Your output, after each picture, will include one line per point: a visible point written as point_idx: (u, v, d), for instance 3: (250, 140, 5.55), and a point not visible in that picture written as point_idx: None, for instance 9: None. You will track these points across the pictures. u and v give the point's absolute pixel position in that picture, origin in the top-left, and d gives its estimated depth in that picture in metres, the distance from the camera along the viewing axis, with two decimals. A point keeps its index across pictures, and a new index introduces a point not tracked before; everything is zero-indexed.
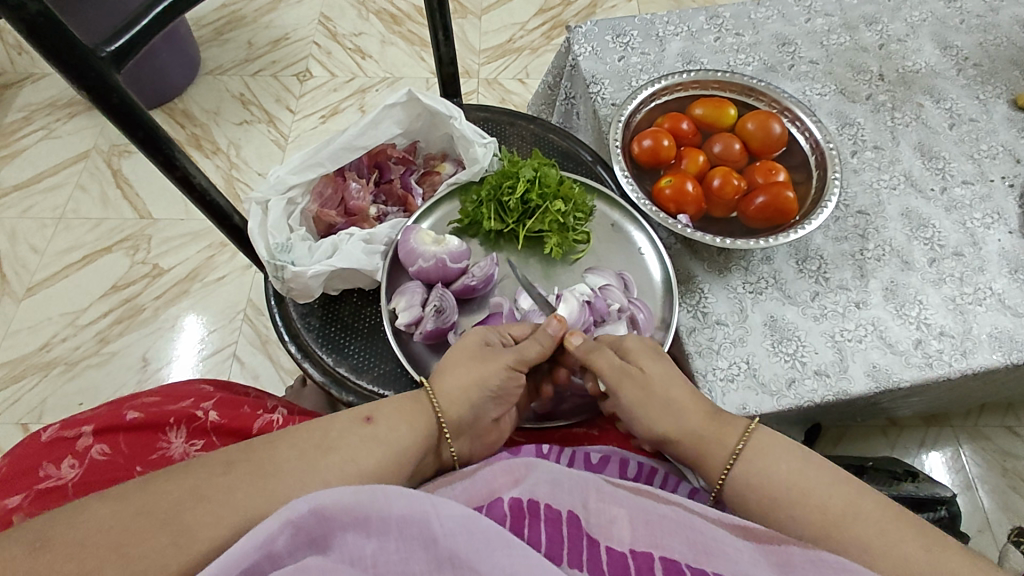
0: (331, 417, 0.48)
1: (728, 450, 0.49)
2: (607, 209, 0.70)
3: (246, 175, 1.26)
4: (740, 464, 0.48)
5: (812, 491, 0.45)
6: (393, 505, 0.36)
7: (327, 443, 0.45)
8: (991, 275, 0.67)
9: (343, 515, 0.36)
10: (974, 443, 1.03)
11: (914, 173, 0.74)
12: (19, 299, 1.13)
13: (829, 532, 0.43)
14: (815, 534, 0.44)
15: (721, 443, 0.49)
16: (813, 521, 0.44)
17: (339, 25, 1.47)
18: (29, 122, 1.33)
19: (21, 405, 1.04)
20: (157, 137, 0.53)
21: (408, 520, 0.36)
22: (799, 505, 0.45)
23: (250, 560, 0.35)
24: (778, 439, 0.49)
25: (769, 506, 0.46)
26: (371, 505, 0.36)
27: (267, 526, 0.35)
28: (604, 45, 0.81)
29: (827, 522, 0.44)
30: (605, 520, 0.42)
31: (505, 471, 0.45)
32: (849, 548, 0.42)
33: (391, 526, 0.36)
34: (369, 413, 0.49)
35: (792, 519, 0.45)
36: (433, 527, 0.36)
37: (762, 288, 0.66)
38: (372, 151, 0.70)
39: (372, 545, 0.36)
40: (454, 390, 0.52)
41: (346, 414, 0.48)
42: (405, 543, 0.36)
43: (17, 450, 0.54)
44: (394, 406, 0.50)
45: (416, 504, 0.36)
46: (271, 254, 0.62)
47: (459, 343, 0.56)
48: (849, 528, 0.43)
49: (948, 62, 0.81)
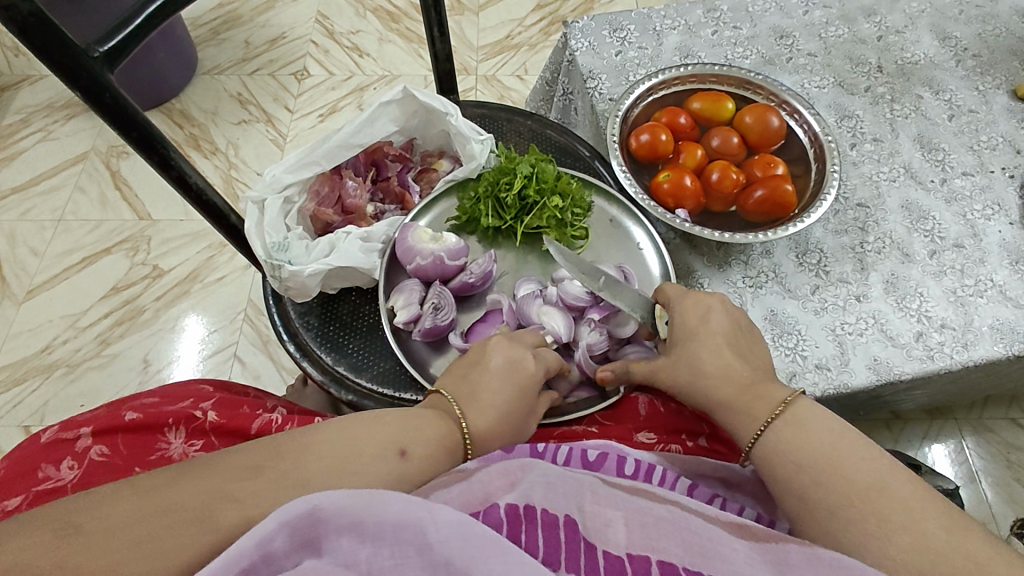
0: (365, 441, 0.45)
1: (761, 419, 0.48)
2: (605, 205, 0.69)
3: (245, 174, 1.26)
4: (773, 432, 0.47)
5: (842, 461, 0.43)
6: (389, 510, 0.37)
7: (355, 468, 0.44)
8: (992, 267, 0.66)
9: (338, 518, 0.36)
10: (978, 436, 1.02)
11: (914, 164, 0.73)
12: (19, 302, 1.13)
13: (852, 500, 0.42)
14: (837, 502, 0.42)
15: (752, 415, 0.49)
16: (837, 489, 0.42)
17: (336, 23, 1.46)
18: (26, 125, 1.33)
19: (23, 408, 1.04)
20: (151, 137, 0.52)
21: (403, 525, 0.36)
22: (823, 474, 0.43)
23: (247, 560, 0.35)
24: (816, 412, 0.47)
25: (795, 472, 0.45)
26: (367, 509, 0.37)
27: (264, 527, 0.36)
28: (601, 40, 0.81)
29: (851, 493, 0.42)
30: (602, 523, 0.42)
31: (500, 474, 0.45)
32: (870, 520, 0.41)
33: (385, 532, 0.36)
34: (405, 440, 0.47)
35: (816, 485, 0.43)
36: (429, 533, 0.36)
37: (762, 282, 0.66)
38: (368, 149, 0.70)
39: (367, 551, 0.36)
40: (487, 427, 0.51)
41: (383, 440, 0.46)
42: (399, 549, 0.36)
43: (18, 452, 0.54)
44: (429, 432, 0.48)
45: (412, 509, 0.37)
46: (268, 253, 0.62)
47: (507, 372, 0.53)
48: (874, 501, 0.41)
49: (947, 52, 0.81)
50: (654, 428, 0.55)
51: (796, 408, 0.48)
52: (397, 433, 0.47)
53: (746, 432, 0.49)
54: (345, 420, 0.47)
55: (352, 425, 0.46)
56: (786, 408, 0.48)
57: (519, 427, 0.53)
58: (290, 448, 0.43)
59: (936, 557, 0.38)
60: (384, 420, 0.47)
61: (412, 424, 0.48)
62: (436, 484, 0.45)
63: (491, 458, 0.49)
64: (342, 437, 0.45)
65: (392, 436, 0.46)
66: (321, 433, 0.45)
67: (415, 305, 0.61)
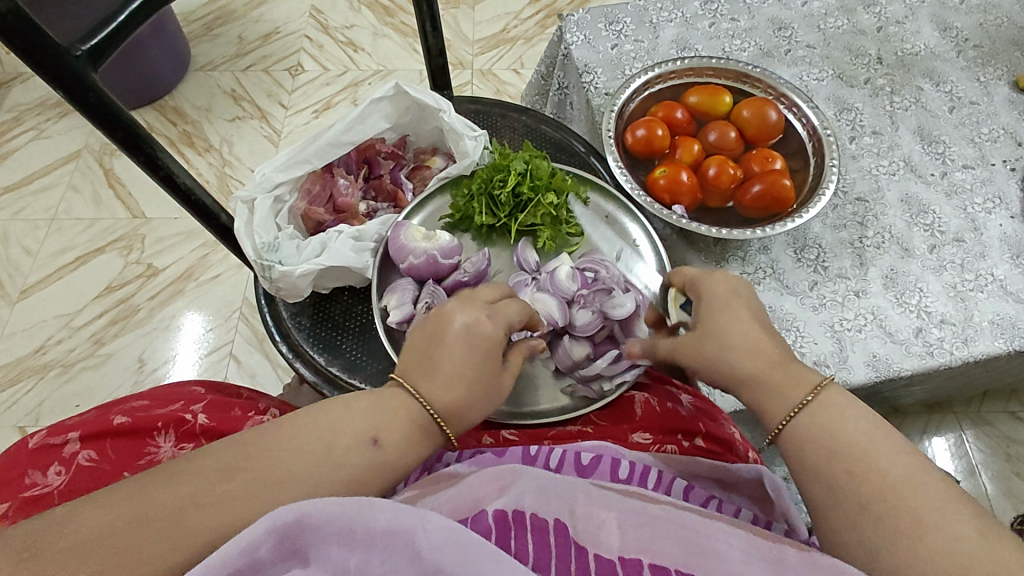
0: (335, 434, 0.44)
1: (795, 400, 0.47)
2: (602, 201, 0.68)
3: (239, 171, 1.25)
4: (805, 416, 0.46)
5: (875, 454, 0.43)
6: (378, 518, 0.36)
7: (333, 461, 0.43)
8: (993, 261, 0.66)
9: (328, 526, 0.36)
10: (978, 429, 1.02)
11: (914, 157, 0.72)
12: (13, 302, 1.12)
13: (883, 495, 0.41)
14: (868, 496, 0.41)
15: (785, 397, 0.47)
16: (869, 482, 0.42)
17: (330, 18, 1.45)
18: (18, 123, 1.32)
19: (18, 408, 1.03)
20: (138, 136, 0.52)
21: (393, 533, 0.36)
22: (856, 466, 0.43)
23: (236, 567, 0.35)
24: (851, 401, 0.46)
25: (827, 459, 0.44)
26: (356, 516, 0.36)
27: (249, 534, 0.35)
28: (597, 33, 0.80)
29: (883, 486, 0.41)
30: (595, 525, 0.41)
31: (490, 479, 0.43)
32: (902, 516, 0.40)
33: (376, 540, 0.36)
34: (377, 427, 0.45)
35: (848, 475, 0.43)
36: (419, 541, 0.35)
37: (760, 278, 0.65)
38: (360, 146, 0.69)
39: (356, 558, 0.36)
40: (452, 401, 0.48)
41: (352, 430, 0.44)
42: (389, 556, 0.36)
43: (5, 457, 0.53)
44: (396, 416, 0.46)
45: (403, 517, 0.36)
46: (258, 254, 0.61)
47: (456, 340, 0.49)
48: (905, 497, 0.40)
49: (948, 43, 0.79)
50: (650, 428, 0.54)
51: (829, 394, 0.47)
52: (366, 420, 0.45)
53: (777, 411, 0.47)
54: (315, 410, 0.45)
55: (320, 416, 0.45)
56: (821, 392, 0.47)
57: (489, 394, 0.50)
58: (264, 447, 0.42)
59: (968, 561, 0.37)
60: (354, 409, 0.46)
61: (382, 410, 0.46)
62: (429, 485, 0.46)
63: (483, 461, 0.49)
64: (312, 429, 0.44)
65: (363, 425, 0.45)
66: (291, 427, 0.44)
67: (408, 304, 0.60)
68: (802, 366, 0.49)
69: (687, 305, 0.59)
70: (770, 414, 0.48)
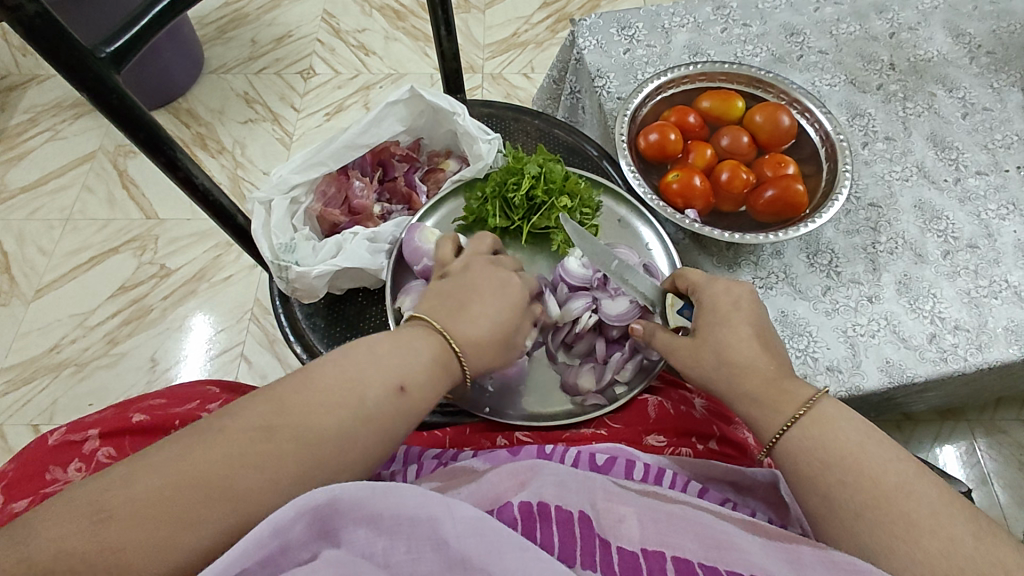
0: (363, 379, 0.43)
1: (786, 415, 0.46)
2: (613, 204, 0.68)
3: (251, 173, 1.26)
4: (798, 428, 0.46)
5: (868, 460, 0.43)
6: (405, 503, 0.37)
7: (364, 413, 0.42)
8: (1007, 267, 0.66)
9: (356, 511, 0.36)
10: (990, 438, 1.01)
11: (927, 163, 0.72)
12: (28, 301, 1.14)
13: (878, 501, 0.41)
14: (863, 503, 0.41)
15: (779, 410, 0.47)
16: (863, 490, 0.42)
17: (342, 21, 1.46)
18: (35, 124, 1.33)
19: (32, 407, 1.04)
20: (158, 137, 0.52)
21: (421, 520, 0.36)
22: (851, 475, 0.42)
23: (264, 552, 0.34)
24: (843, 411, 0.46)
25: (820, 470, 0.44)
26: (386, 502, 0.37)
27: (280, 517, 0.34)
28: (609, 38, 0.80)
29: (878, 494, 0.41)
30: (615, 519, 0.41)
31: (510, 474, 0.44)
32: (897, 521, 0.40)
33: (403, 526, 0.36)
34: (401, 374, 0.45)
35: (841, 484, 0.42)
36: (445, 528, 0.36)
37: (772, 283, 0.66)
38: (375, 149, 0.70)
39: (382, 543, 0.36)
40: (474, 336, 0.49)
41: (380, 376, 0.44)
42: (415, 543, 0.36)
43: (24, 455, 0.54)
44: (424, 363, 0.46)
45: (428, 506, 0.37)
46: (274, 254, 0.62)
47: (490, 283, 0.52)
48: (898, 502, 0.40)
49: (961, 50, 0.79)
50: (664, 429, 0.54)
51: (822, 409, 0.46)
52: (392, 367, 0.45)
53: (768, 426, 0.47)
54: (339, 359, 0.44)
55: (346, 369, 0.43)
56: (811, 407, 0.46)
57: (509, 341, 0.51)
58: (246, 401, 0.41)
59: (965, 563, 0.38)
60: (379, 351, 0.45)
61: (408, 355, 0.46)
62: (449, 479, 0.47)
63: (499, 458, 0.49)
64: (343, 381, 0.43)
65: (391, 370, 0.45)
66: (316, 380, 0.42)
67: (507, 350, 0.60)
68: (798, 378, 0.49)
69: (685, 309, 0.55)
70: (762, 428, 0.48)
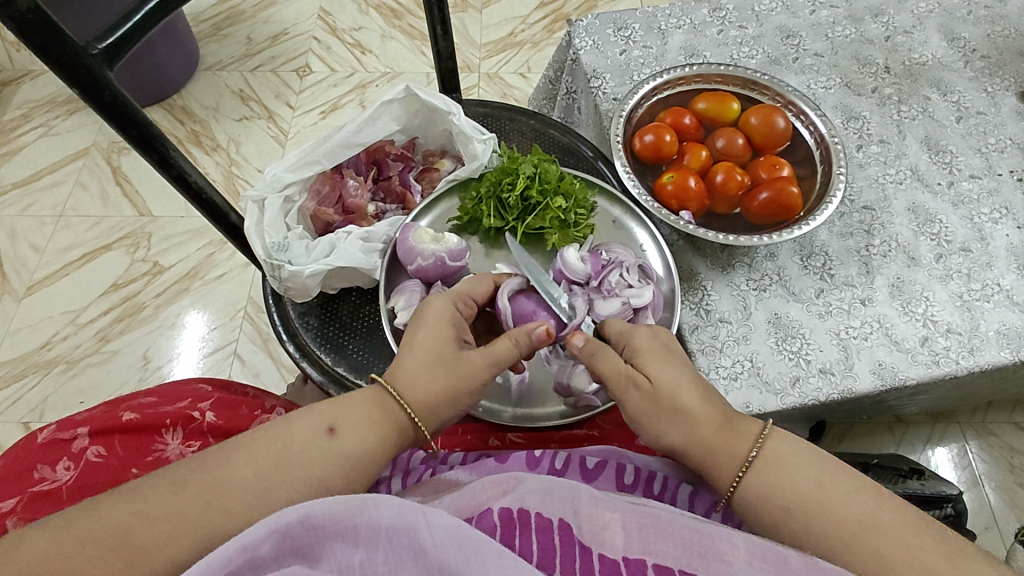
0: (292, 423, 0.44)
1: (738, 462, 0.45)
2: (608, 205, 0.68)
3: (246, 171, 1.26)
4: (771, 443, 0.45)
5: (829, 499, 0.42)
6: (382, 514, 0.37)
7: (287, 462, 0.42)
8: (999, 271, 0.66)
9: (331, 524, 0.36)
10: (981, 440, 1.02)
11: (921, 167, 0.72)
12: (19, 298, 1.13)
13: (847, 544, 0.41)
14: (832, 547, 0.41)
15: (730, 454, 0.45)
16: (830, 533, 0.41)
17: (338, 19, 1.46)
18: (28, 119, 1.32)
19: (22, 404, 1.04)
20: (151, 135, 0.52)
21: (398, 530, 0.36)
22: (823, 500, 0.42)
23: (235, 565, 0.35)
24: (795, 443, 0.45)
25: (784, 521, 0.43)
26: (359, 513, 0.36)
27: (252, 534, 0.35)
28: (606, 38, 0.80)
29: (846, 535, 0.41)
30: (599, 526, 0.41)
31: (492, 483, 0.43)
32: (868, 561, 0.40)
33: (380, 536, 0.36)
34: (333, 419, 0.45)
35: (807, 532, 0.42)
36: (423, 538, 0.36)
37: (766, 285, 0.66)
38: (369, 148, 0.69)
39: (360, 555, 0.36)
40: (411, 381, 0.48)
41: (309, 421, 0.44)
42: (393, 554, 0.36)
43: (12, 453, 0.54)
44: (361, 408, 0.46)
45: (406, 515, 0.36)
46: (268, 254, 0.62)
47: (416, 333, 0.51)
48: (868, 541, 0.40)
49: (955, 54, 0.80)
50: None
51: (773, 446, 0.45)
52: (326, 411, 0.45)
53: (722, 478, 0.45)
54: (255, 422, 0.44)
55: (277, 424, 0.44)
56: (762, 447, 0.45)
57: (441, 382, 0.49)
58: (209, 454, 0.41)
59: None
60: (319, 402, 0.46)
61: (344, 403, 0.46)
62: (432, 493, 0.46)
63: (486, 468, 0.48)
64: (271, 435, 0.43)
65: (322, 416, 0.45)
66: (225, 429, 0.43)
67: (513, 296, 0.58)
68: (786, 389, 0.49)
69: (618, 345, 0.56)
70: (717, 479, 0.45)
